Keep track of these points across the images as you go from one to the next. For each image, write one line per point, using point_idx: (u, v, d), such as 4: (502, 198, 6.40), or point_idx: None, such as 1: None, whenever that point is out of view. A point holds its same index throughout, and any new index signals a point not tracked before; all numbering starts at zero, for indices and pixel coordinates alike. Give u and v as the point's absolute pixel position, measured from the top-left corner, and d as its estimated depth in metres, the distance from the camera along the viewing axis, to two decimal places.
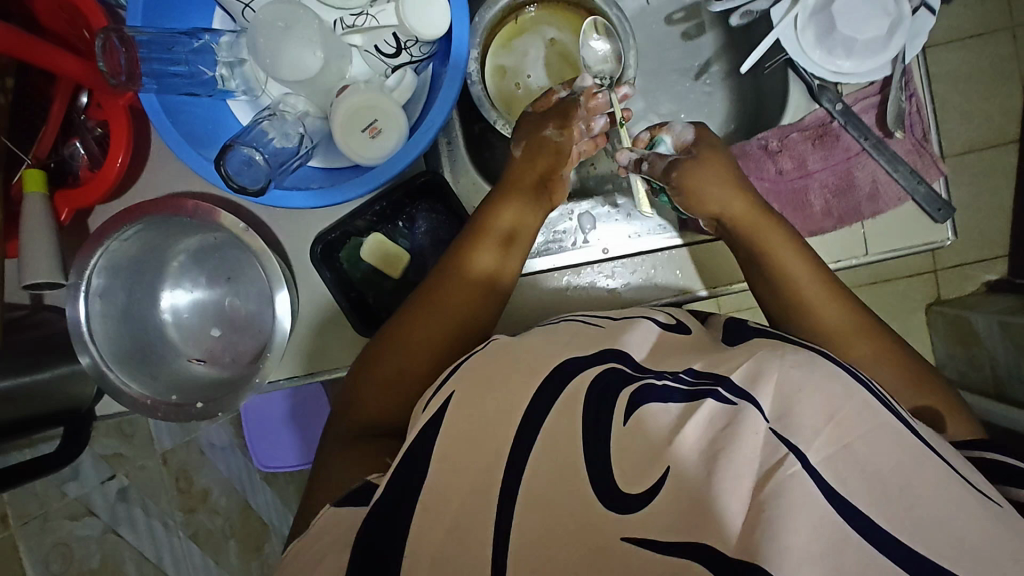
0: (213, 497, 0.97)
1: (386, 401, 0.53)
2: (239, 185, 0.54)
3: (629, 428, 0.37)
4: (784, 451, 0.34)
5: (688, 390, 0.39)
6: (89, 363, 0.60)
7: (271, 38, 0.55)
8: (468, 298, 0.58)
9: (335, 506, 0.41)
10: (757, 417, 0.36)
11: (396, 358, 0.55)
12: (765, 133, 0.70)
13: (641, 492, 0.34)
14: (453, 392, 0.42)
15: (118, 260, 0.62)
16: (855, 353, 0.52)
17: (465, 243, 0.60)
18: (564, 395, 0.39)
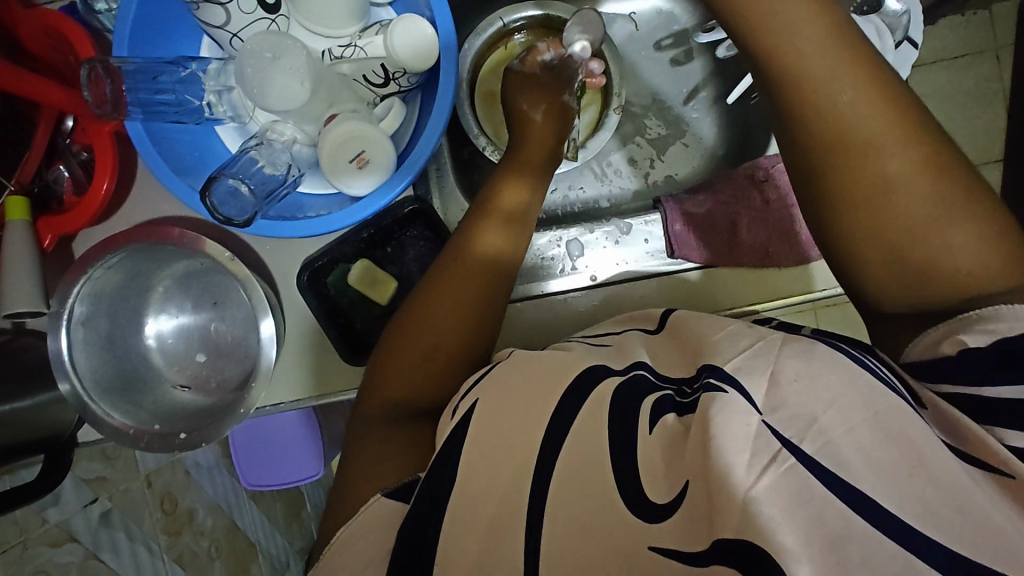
0: (199, 517, 1.00)
1: (416, 372, 0.55)
2: (224, 216, 0.55)
3: (655, 435, 0.40)
4: (776, 446, 0.35)
5: (686, 403, 0.41)
6: (71, 392, 0.59)
7: (259, 68, 0.54)
8: (489, 271, 0.59)
9: (386, 496, 0.47)
10: (744, 408, 0.36)
11: (422, 329, 0.56)
12: (753, 163, 0.72)
13: (666, 501, 0.37)
14: (477, 400, 0.47)
15: (102, 288, 0.62)
16: (919, 194, 0.43)
17: (473, 224, 0.61)
18: (585, 406, 0.43)
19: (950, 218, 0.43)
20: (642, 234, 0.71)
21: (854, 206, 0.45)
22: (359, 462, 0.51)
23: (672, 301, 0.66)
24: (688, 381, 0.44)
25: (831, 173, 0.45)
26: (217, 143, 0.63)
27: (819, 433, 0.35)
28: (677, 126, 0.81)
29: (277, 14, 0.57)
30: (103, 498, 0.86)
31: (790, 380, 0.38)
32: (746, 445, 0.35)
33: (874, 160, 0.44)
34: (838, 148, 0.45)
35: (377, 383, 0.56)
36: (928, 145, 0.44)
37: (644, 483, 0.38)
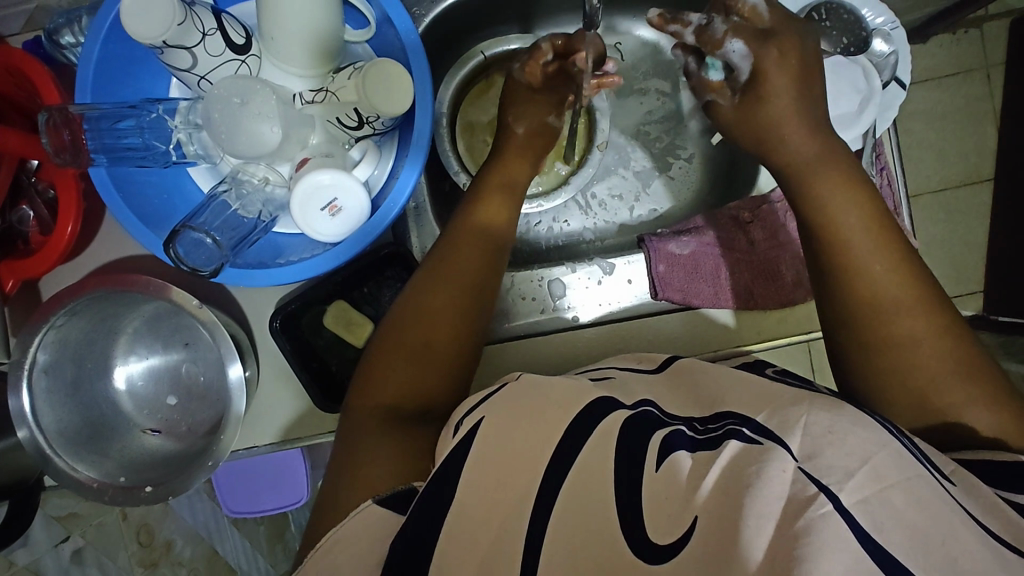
0: (176, 549, 0.97)
1: (421, 347, 0.55)
2: (190, 267, 0.53)
3: (661, 473, 0.39)
4: (813, 489, 0.34)
5: (698, 440, 0.41)
6: (28, 439, 0.58)
7: (226, 114, 0.53)
8: (483, 263, 0.60)
9: (377, 503, 0.46)
10: (785, 455, 0.37)
11: (431, 300, 0.57)
12: (739, 203, 0.71)
13: (673, 540, 0.36)
14: (483, 418, 0.46)
15: (66, 336, 0.60)
16: (902, 328, 0.47)
17: (473, 199, 0.64)
18: (575, 465, 0.41)
19: (959, 374, 0.46)
20: (624, 275, 0.69)
21: (871, 352, 0.48)
22: (356, 464, 0.49)
23: (659, 346, 0.66)
24: (699, 419, 0.45)
25: (852, 319, 0.49)
26: (188, 184, 0.61)
27: (857, 489, 0.35)
28: (663, 159, 0.80)
29: (247, 55, 0.56)
30: (75, 536, 0.85)
31: (825, 433, 0.39)
32: (780, 489, 0.35)
33: (894, 312, 0.48)
34: (859, 297, 0.49)
35: (372, 379, 0.54)
36: (942, 305, 0.48)
37: (647, 522, 0.37)
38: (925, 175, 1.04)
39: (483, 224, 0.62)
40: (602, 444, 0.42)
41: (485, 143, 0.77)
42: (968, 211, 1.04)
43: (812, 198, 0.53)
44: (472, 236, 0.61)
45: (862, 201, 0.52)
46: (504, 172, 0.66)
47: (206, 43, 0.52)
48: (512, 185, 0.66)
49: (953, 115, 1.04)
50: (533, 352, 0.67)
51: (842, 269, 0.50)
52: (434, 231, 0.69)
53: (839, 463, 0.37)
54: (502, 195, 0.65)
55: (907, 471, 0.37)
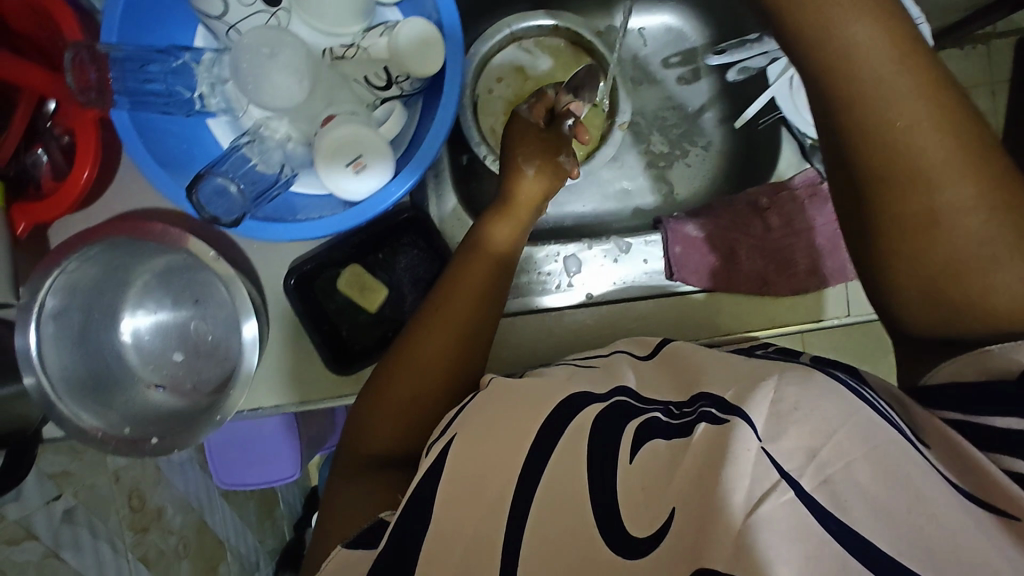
0: (167, 515, 0.98)
1: (424, 371, 0.56)
2: (211, 215, 0.52)
3: (634, 465, 0.40)
4: (774, 477, 0.34)
5: (677, 425, 0.41)
6: (36, 386, 0.56)
7: (255, 63, 0.52)
8: (470, 313, 0.59)
9: (345, 548, 0.47)
10: (748, 432, 0.35)
11: (437, 321, 0.58)
12: (757, 188, 0.71)
13: (648, 535, 0.36)
14: (453, 437, 0.46)
15: (77, 281, 0.59)
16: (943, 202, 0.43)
17: (489, 216, 0.63)
18: (558, 448, 0.42)
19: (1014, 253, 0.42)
20: (640, 255, 0.70)
21: (909, 230, 0.44)
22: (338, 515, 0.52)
23: (658, 328, 0.66)
24: (676, 403, 0.44)
25: (896, 194, 0.43)
26: (207, 136, 0.60)
27: (820, 470, 0.35)
28: (680, 146, 0.80)
29: (277, 8, 0.55)
30: (66, 495, 0.82)
31: (789, 410, 0.37)
32: (746, 467, 0.34)
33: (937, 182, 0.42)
34: (902, 173, 0.43)
35: (357, 434, 0.57)
36: (991, 168, 0.43)
37: (625, 518, 0.38)
38: None
39: (495, 243, 0.62)
40: (578, 435, 0.43)
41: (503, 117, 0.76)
42: None
43: (847, 58, 0.42)
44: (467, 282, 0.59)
45: (905, 46, 0.42)
46: (522, 194, 0.64)
47: None
48: (522, 197, 0.64)
49: None
50: (546, 324, 0.66)
51: (879, 137, 0.43)
52: (463, 219, 0.69)
53: (804, 442, 0.36)
54: (501, 218, 0.63)
55: (870, 440, 0.36)
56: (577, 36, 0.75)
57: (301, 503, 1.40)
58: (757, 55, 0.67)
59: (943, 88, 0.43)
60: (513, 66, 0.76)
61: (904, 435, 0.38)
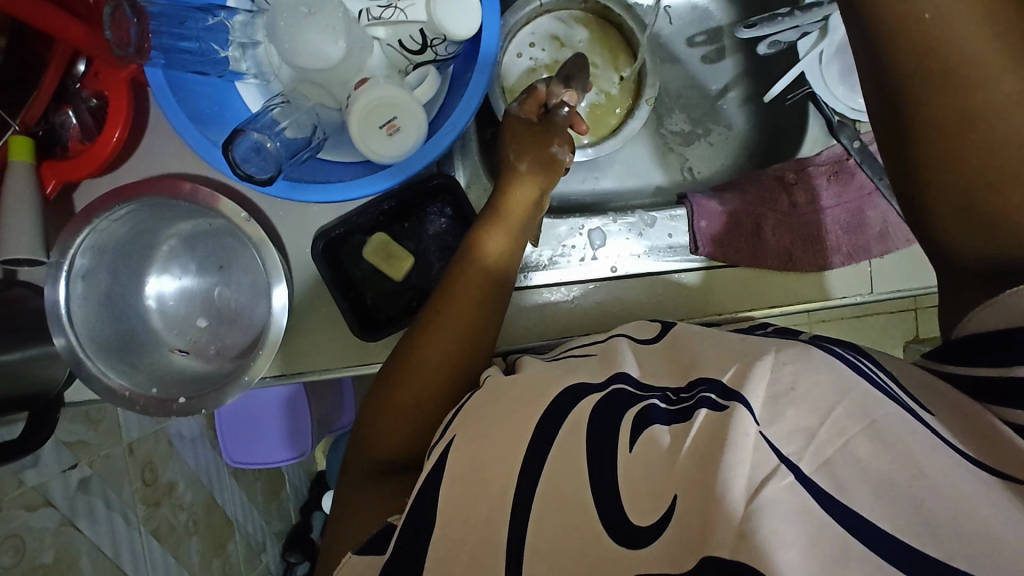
0: (179, 490, 0.97)
1: (420, 384, 0.56)
2: (245, 172, 0.52)
3: (635, 454, 0.40)
4: (775, 461, 0.34)
5: (673, 411, 0.41)
6: (66, 347, 0.56)
7: (292, 22, 0.53)
8: (473, 317, 0.59)
9: (356, 555, 0.47)
10: (747, 418, 0.36)
11: (430, 334, 0.58)
12: (783, 164, 0.71)
13: (652, 523, 0.36)
14: (453, 438, 0.47)
15: (106, 241, 0.58)
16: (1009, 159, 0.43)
17: (481, 224, 0.62)
18: (558, 438, 0.42)
19: None
20: (665, 230, 0.69)
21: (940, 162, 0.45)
22: (349, 518, 0.52)
23: (673, 309, 0.66)
24: (673, 390, 0.45)
25: (938, 126, 0.44)
26: (236, 99, 0.59)
27: (818, 452, 0.35)
28: (703, 124, 0.80)
29: None
30: (82, 464, 0.82)
31: (786, 391, 0.38)
32: (746, 454, 0.34)
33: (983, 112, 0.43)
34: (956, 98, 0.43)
35: (366, 439, 0.56)
36: None
37: (626, 505, 0.37)
38: None
39: (488, 253, 0.61)
40: (575, 427, 0.43)
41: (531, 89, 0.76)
42: None
43: None
44: (466, 288, 0.59)
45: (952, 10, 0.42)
46: (513, 202, 0.63)
47: None
48: (514, 205, 0.63)
49: None
50: (568, 299, 0.66)
51: (937, 60, 0.43)
52: (485, 186, 0.69)
53: (802, 423, 0.36)
54: (494, 228, 0.62)
55: (868, 415, 0.36)
56: (606, 9, 0.75)
57: (308, 486, 1.38)
58: (788, 29, 0.65)
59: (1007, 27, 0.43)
60: (545, 34, 0.76)
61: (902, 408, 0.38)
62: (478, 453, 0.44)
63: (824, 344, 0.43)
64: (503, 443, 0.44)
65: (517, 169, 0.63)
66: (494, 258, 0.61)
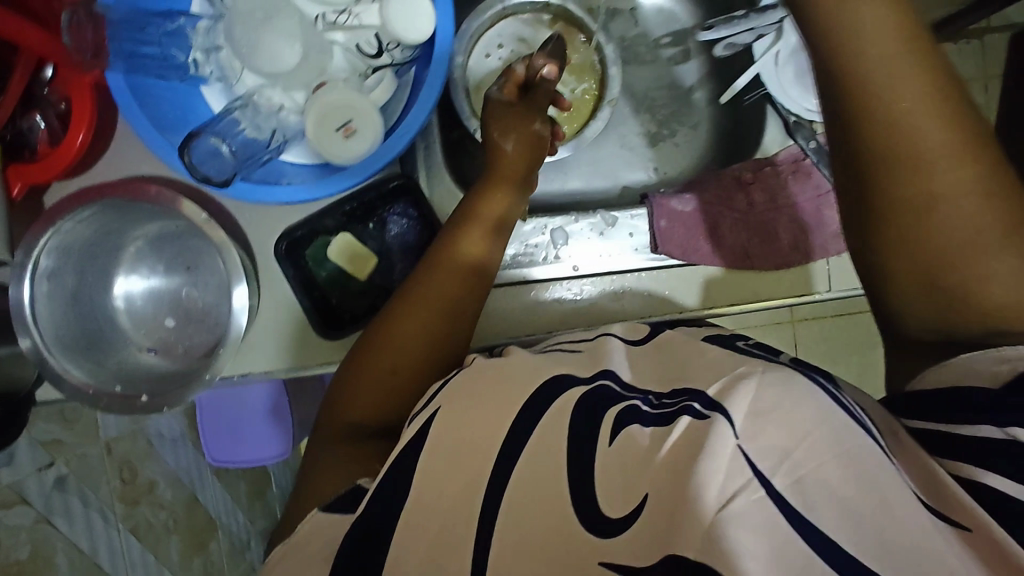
0: (159, 489, 0.98)
1: (382, 385, 0.56)
2: (203, 174, 0.54)
3: (613, 448, 0.42)
4: (749, 474, 0.35)
5: (657, 414, 0.43)
6: (31, 347, 0.58)
7: (249, 26, 0.55)
8: (441, 317, 0.58)
9: (322, 510, 0.47)
10: (726, 429, 0.37)
11: (397, 337, 0.57)
12: (742, 164, 0.72)
13: (619, 517, 0.38)
14: (437, 409, 0.48)
15: (71, 242, 0.60)
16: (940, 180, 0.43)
17: (454, 228, 0.62)
18: (535, 433, 0.44)
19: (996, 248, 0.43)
20: (626, 229, 0.71)
21: (905, 215, 0.44)
22: (301, 496, 0.52)
23: (632, 308, 0.67)
24: (656, 395, 0.47)
25: (905, 177, 0.44)
26: (201, 104, 0.60)
27: (793, 469, 0.36)
28: (668, 125, 0.81)
29: None
30: (58, 463, 0.83)
31: (767, 408, 0.38)
32: (721, 465, 0.35)
33: (923, 168, 0.43)
34: (896, 147, 0.43)
35: (329, 429, 0.56)
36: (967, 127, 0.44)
37: (600, 498, 0.39)
38: None
39: (463, 257, 0.61)
40: (557, 423, 0.44)
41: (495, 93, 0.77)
42: None
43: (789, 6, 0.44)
44: (437, 290, 0.59)
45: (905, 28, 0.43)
46: (488, 208, 0.63)
47: None
48: (488, 212, 0.63)
49: None
50: (531, 298, 0.68)
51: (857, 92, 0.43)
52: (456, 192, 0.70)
53: (777, 442, 0.37)
54: (467, 230, 0.62)
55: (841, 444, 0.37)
56: (569, 13, 0.77)
57: (293, 485, 1.40)
58: (742, 32, 0.67)
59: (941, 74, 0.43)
60: (510, 31, 0.77)
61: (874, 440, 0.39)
62: (437, 452, 0.45)
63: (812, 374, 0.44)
64: (460, 442, 0.45)
65: (504, 149, 0.65)
66: (467, 259, 0.61)
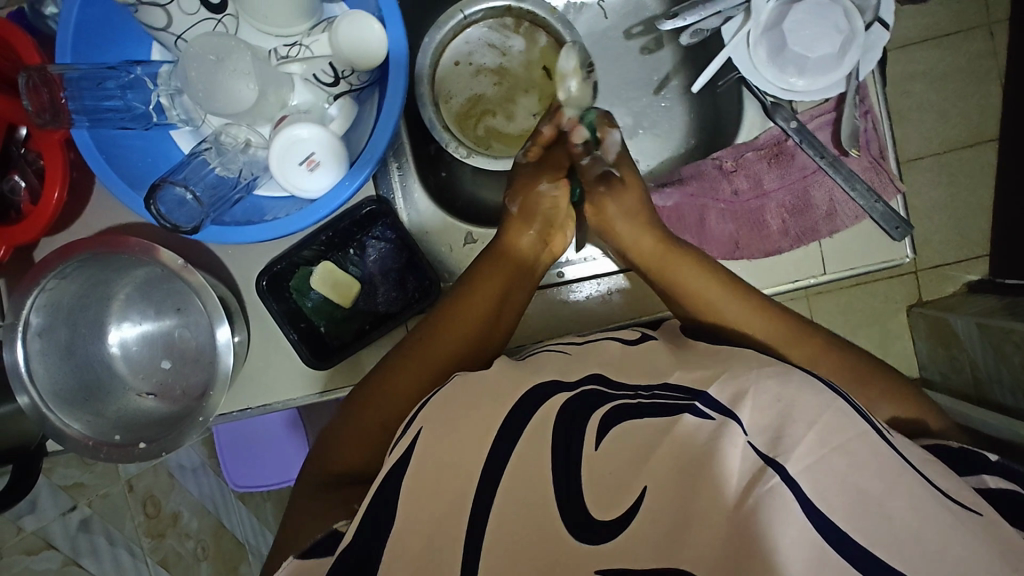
0: (183, 521, 1.00)
1: (395, 397, 0.56)
2: (172, 224, 0.54)
3: (600, 452, 0.42)
4: (762, 464, 0.37)
5: (659, 409, 0.43)
6: (29, 404, 0.60)
7: (204, 71, 0.54)
8: (469, 343, 0.59)
9: (297, 558, 0.45)
10: (736, 429, 0.39)
11: (433, 344, 0.58)
12: (720, 152, 0.69)
13: (616, 516, 0.39)
14: (420, 430, 0.48)
15: (58, 298, 0.61)
16: (797, 351, 0.57)
17: (509, 226, 0.65)
18: (511, 464, 0.43)
19: (858, 381, 0.56)
20: None
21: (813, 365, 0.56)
22: (294, 530, 0.52)
23: (619, 311, 0.67)
24: (643, 387, 0.47)
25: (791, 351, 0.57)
26: (172, 147, 0.62)
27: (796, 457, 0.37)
28: (645, 114, 0.79)
29: (223, 14, 0.57)
30: (81, 505, 0.89)
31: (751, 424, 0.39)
32: (735, 463, 0.37)
33: (790, 348, 0.57)
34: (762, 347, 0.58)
35: (324, 451, 0.57)
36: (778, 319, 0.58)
37: (588, 503, 0.40)
38: (928, 137, 1.04)
39: (514, 252, 0.63)
40: (536, 437, 0.44)
41: (467, 104, 0.77)
42: (973, 174, 1.04)
43: (658, 256, 0.62)
44: (486, 281, 0.61)
45: (712, 273, 0.61)
46: (539, 205, 0.65)
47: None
48: (536, 199, 0.65)
49: (957, 75, 1.04)
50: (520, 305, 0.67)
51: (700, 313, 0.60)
52: (464, 228, 0.69)
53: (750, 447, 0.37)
54: (517, 225, 0.65)
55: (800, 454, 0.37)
56: (534, 14, 0.74)
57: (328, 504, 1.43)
58: (710, 16, 0.66)
59: (771, 308, 0.59)
60: (476, 34, 0.76)
61: (877, 433, 0.42)
62: (416, 479, 0.44)
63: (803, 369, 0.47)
64: (446, 462, 0.45)
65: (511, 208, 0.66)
66: (517, 254, 0.64)
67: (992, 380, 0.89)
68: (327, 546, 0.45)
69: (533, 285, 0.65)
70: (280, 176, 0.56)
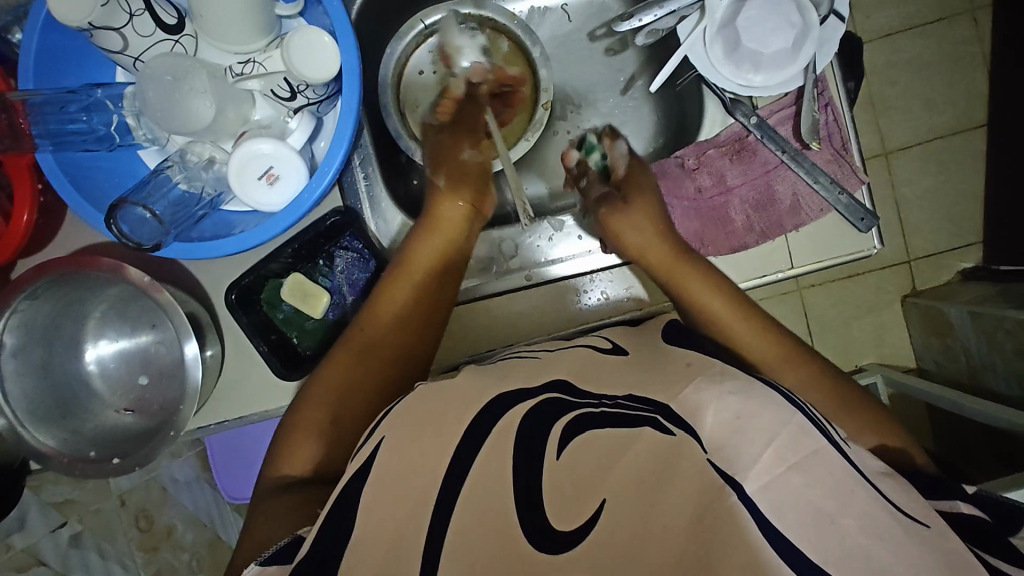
0: (178, 533, 1.00)
1: (338, 403, 0.57)
2: (136, 242, 0.55)
3: (562, 461, 0.42)
4: (723, 487, 0.37)
5: (619, 419, 0.43)
6: (5, 425, 0.60)
7: (161, 91, 0.55)
8: (405, 346, 0.60)
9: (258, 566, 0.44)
10: (695, 447, 0.39)
11: (366, 351, 0.59)
12: (683, 150, 0.69)
13: (574, 527, 0.40)
14: (383, 439, 0.48)
15: (32, 318, 0.62)
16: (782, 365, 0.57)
17: (420, 232, 0.64)
18: (472, 474, 0.43)
19: (848, 407, 0.55)
20: (575, 232, 0.70)
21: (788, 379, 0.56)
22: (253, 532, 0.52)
23: (589, 314, 0.67)
24: (608, 396, 0.46)
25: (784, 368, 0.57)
26: (139, 167, 0.63)
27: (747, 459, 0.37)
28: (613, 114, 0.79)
29: (181, 35, 0.58)
30: (72, 521, 0.91)
31: None
32: (691, 481, 0.38)
33: (775, 368, 0.57)
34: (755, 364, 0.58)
35: (275, 456, 0.57)
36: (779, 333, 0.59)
37: (548, 513, 0.40)
38: (914, 126, 1.04)
39: (430, 256, 0.63)
40: (498, 444, 0.44)
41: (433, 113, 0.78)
42: (961, 161, 1.04)
43: (675, 267, 0.62)
44: (401, 284, 0.61)
45: (729, 294, 0.60)
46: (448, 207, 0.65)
47: (134, 23, 0.54)
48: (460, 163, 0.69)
49: (940, 63, 1.03)
50: (490, 311, 0.67)
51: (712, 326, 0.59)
52: None
53: None
54: (426, 235, 0.64)
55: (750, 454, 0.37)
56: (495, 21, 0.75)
57: None
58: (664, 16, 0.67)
59: (758, 318, 0.59)
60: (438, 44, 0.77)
61: (833, 446, 0.42)
62: (378, 488, 0.44)
63: (775, 383, 0.47)
64: (406, 470, 0.45)
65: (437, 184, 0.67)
66: (435, 255, 0.63)
67: (987, 369, 0.87)
68: (286, 554, 0.45)
69: (459, 279, 0.65)
70: (237, 186, 0.57)
